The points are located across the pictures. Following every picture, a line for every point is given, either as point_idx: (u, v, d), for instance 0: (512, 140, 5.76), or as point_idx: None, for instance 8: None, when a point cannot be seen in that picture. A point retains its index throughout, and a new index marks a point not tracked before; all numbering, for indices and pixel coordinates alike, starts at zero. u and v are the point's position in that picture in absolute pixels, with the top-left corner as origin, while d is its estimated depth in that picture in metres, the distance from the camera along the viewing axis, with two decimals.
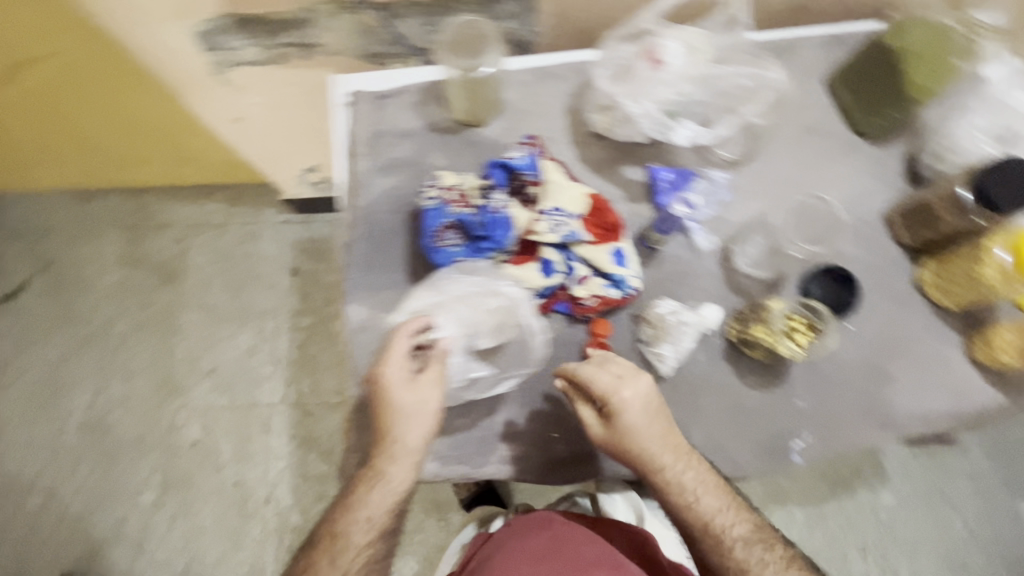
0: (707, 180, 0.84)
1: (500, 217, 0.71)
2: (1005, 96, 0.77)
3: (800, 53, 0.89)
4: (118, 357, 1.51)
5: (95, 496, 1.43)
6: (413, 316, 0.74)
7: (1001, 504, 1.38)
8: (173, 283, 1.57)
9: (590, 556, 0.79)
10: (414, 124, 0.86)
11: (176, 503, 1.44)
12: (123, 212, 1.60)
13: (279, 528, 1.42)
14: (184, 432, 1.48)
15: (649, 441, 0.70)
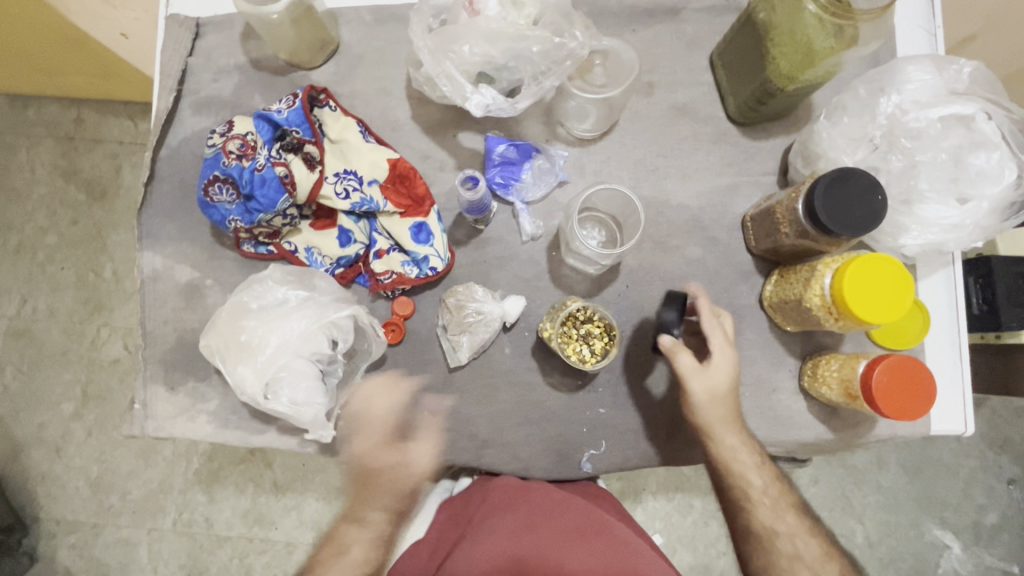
0: (546, 158, 0.76)
1: (266, 176, 0.64)
2: (885, 102, 0.64)
3: (687, 19, 0.78)
4: (44, 270, 1.28)
5: (16, 402, 1.26)
6: (259, 384, 0.66)
7: (908, 521, 1.31)
8: (105, 202, 1.30)
9: (569, 522, 0.64)
10: (237, 58, 0.78)
11: (93, 417, 1.25)
12: (60, 118, 1.31)
13: (189, 451, 1.22)
14: (106, 348, 1.27)
15: (725, 405, 0.67)
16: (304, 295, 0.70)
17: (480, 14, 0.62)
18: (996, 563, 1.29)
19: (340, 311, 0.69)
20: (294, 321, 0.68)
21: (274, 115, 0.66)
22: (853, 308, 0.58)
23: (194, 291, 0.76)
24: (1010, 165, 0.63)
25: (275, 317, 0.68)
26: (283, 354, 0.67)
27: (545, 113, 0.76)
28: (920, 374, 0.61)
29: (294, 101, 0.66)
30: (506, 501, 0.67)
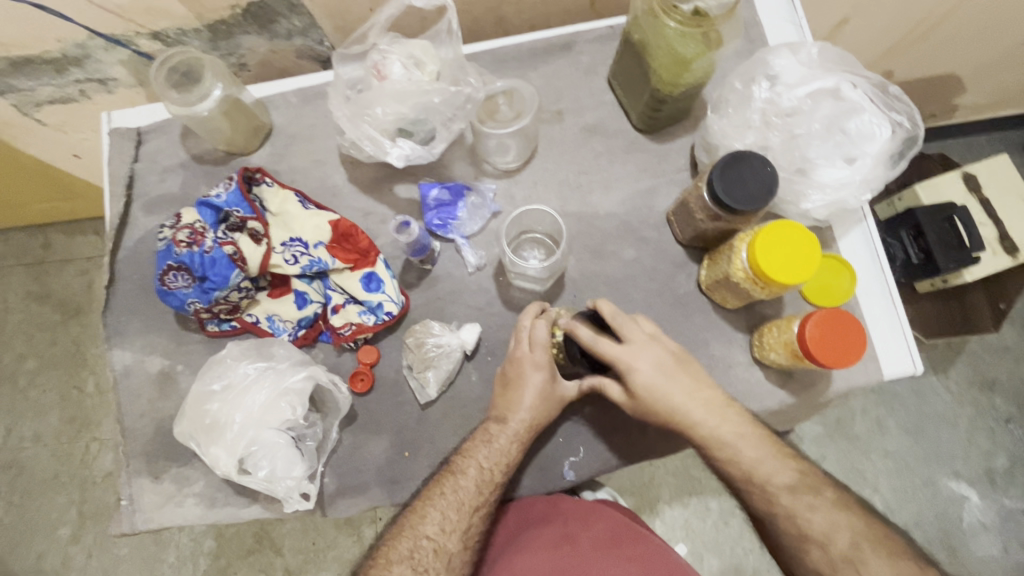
0: (477, 194, 0.82)
1: (217, 257, 0.68)
2: (752, 89, 0.72)
3: (580, 52, 0.87)
4: (27, 397, 1.29)
5: (12, 537, 1.23)
6: (231, 461, 0.67)
7: (921, 477, 1.32)
8: (82, 318, 1.33)
9: (605, 531, 0.73)
10: (180, 156, 0.84)
11: (93, 536, 1.23)
12: (27, 245, 1.35)
13: (194, 553, 1.20)
14: (99, 462, 1.27)
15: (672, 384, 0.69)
16: (262, 365, 0.71)
17: (387, 77, 0.69)
18: (1016, 503, 1.32)
19: (297, 376, 0.70)
20: (253, 393, 0.69)
21: (215, 200, 0.71)
22: (775, 275, 0.63)
23: (166, 380, 0.78)
24: (880, 123, 0.71)
25: (249, 390, 0.69)
26: (248, 429, 0.68)
27: (469, 156, 0.83)
28: (844, 320, 0.66)
29: (231, 185, 0.72)
30: (541, 514, 0.74)
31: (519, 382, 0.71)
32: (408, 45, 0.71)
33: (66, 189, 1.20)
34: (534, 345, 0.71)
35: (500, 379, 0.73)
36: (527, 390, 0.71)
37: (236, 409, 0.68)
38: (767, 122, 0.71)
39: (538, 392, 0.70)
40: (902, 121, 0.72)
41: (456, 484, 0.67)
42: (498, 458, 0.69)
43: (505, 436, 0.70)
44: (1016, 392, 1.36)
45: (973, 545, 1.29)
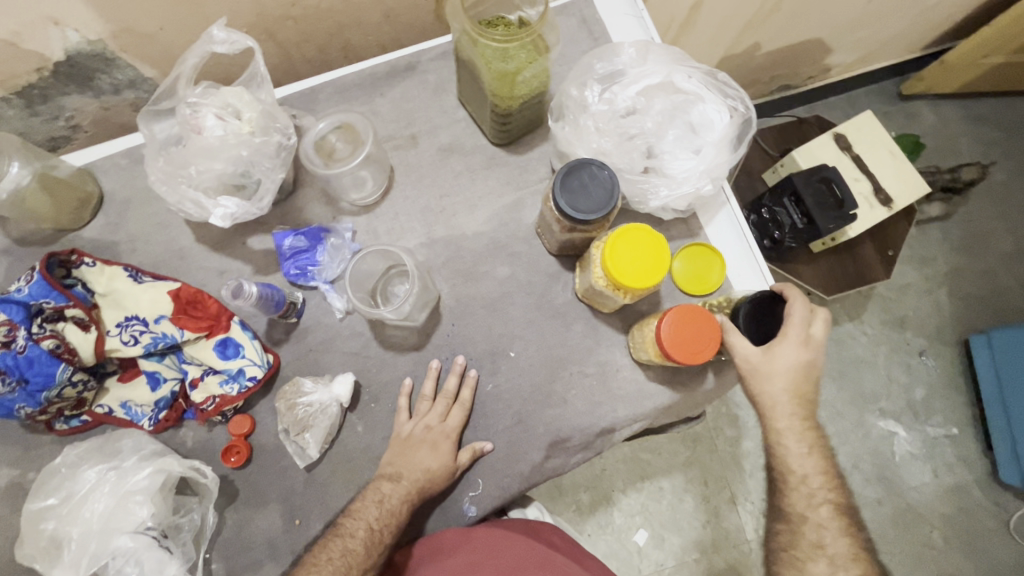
0: (336, 235, 0.78)
1: (34, 356, 0.61)
2: (585, 95, 0.72)
3: (426, 71, 0.84)
4: None
5: None
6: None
7: (852, 423, 1.37)
8: None
9: (511, 559, 0.70)
10: (1, 242, 0.76)
11: None
12: None
13: None
14: None
15: (782, 390, 0.71)
16: (109, 467, 0.65)
17: (199, 133, 0.64)
18: (941, 430, 1.38)
19: (143, 474, 0.64)
20: (98, 502, 0.63)
21: (14, 296, 0.62)
22: (630, 280, 0.63)
23: (16, 493, 0.71)
24: (715, 110, 0.71)
25: (95, 498, 0.63)
26: (100, 542, 0.62)
27: (322, 195, 0.79)
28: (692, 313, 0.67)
29: (34, 274, 0.63)
30: (452, 540, 0.70)
31: (414, 439, 0.72)
32: (221, 93, 0.67)
33: None
34: (441, 397, 0.74)
35: (396, 438, 0.73)
36: (423, 448, 0.71)
37: (81, 522, 0.62)
38: (606, 124, 0.71)
39: (433, 448, 0.71)
40: (736, 106, 0.73)
41: (342, 540, 0.65)
42: (390, 518, 0.67)
43: (397, 495, 0.68)
44: (923, 326, 1.43)
45: (907, 476, 1.35)
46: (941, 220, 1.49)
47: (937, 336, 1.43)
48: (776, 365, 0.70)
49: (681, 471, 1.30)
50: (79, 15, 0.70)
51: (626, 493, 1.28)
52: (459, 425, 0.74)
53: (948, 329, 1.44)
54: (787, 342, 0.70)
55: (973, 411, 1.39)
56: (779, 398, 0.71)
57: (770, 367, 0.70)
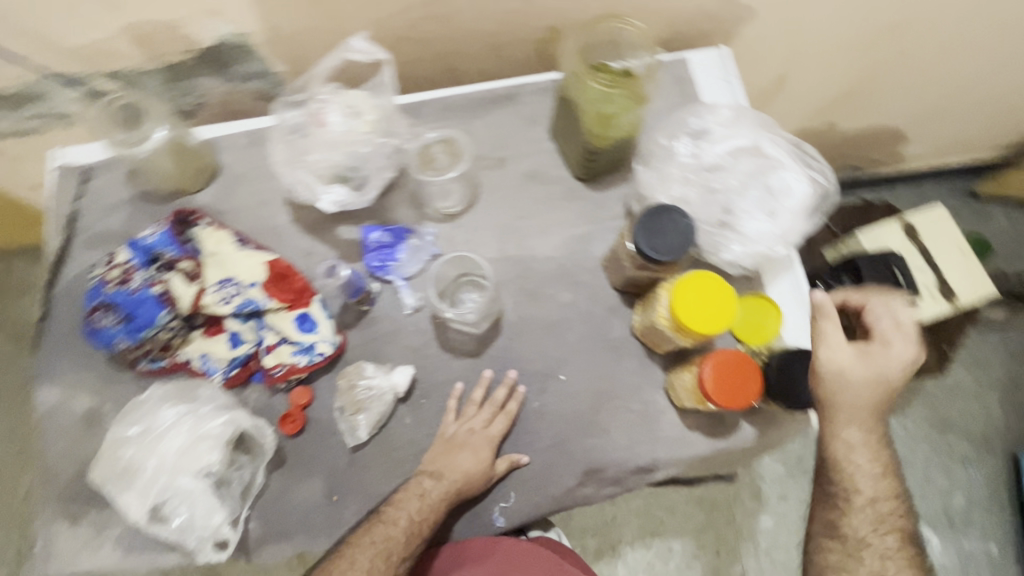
0: (417, 237, 0.83)
1: (145, 297, 0.69)
2: (675, 144, 0.76)
3: (524, 100, 0.90)
4: None
5: None
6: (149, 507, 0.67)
7: None
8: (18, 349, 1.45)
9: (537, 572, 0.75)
10: (124, 194, 0.85)
11: None
12: None
13: None
14: None
15: (866, 394, 0.82)
16: (185, 410, 0.71)
17: (322, 126, 0.72)
18: (978, 546, 1.31)
19: (216, 423, 0.71)
20: (171, 440, 0.69)
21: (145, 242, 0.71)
22: (691, 324, 0.65)
23: (92, 419, 0.77)
24: (797, 178, 0.74)
25: (169, 436, 0.69)
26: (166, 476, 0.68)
27: (411, 199, 0.85)
28: (741, 365, 0.68)
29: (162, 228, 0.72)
30: (483, 544, 0.74)
31: (461, 441, 0.75)
32: (346, 94, 0.74)
33: None
34: (490, 404, 0.78)
35: (442, 436, 0.76)
36: (468, 452, 0.74)
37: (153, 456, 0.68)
38: (690, 175, 0.74)
39: (475, 453, 0.74)
40: (817, 177, 0.76)
41: (393, 524, 0.70)
42: (428, 513, 0.72)
43: (437, 492, 0.73)
44: (971, 432, 1.38)
45: None
46: (1004, 326, 1.45)
47: (985, 446, 1.37)
48: (859, 366, 0.82)
49: (695, 533, 1.28)
50: (237, 10, 0.80)
51: (637, 545, 1.26)
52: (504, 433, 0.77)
53: (997, 439, 1.38)
54: (878, 346, 0.83)
55: (1016, 532, 1.32)
56: (853, 399, 0.83)
57: (860, 364, 0.82)
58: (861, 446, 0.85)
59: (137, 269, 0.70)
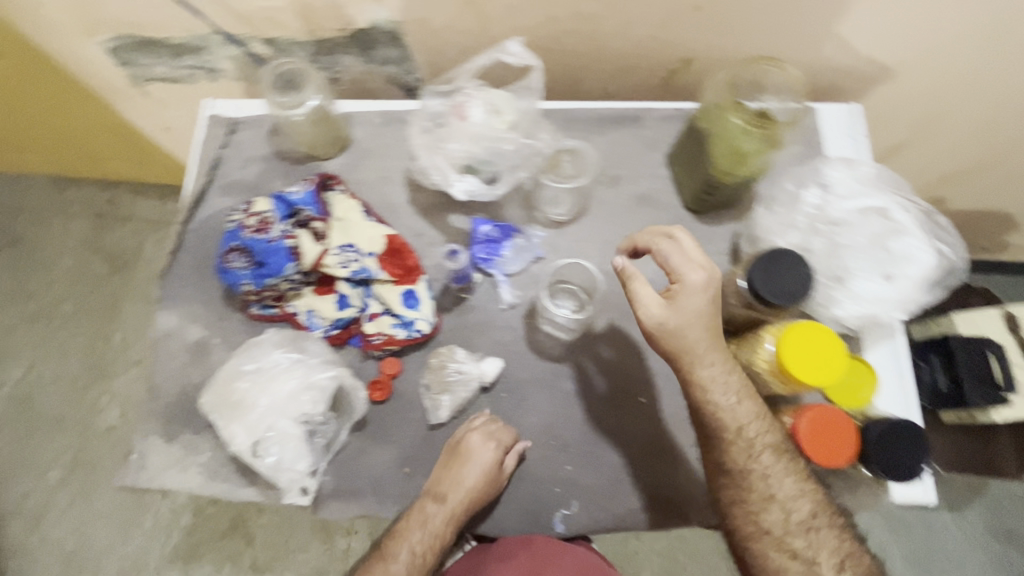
0: (524, 237, 0.86)
1: (278, 247, 0.74)
2: (801, 192, 0.75)
3: (648, 124, 0.91)
4: (57, 334, 1.69)
5: (12, 464, 1.59)
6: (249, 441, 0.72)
7: None
8: (121, 274, 1.75)
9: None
10: (262, 150, 0.91)
11: (78, 483, 1.57)
12: (94, 198, 1.79)
13: (171, 523, 1.53)
14: (104, 414, 1.63)
15: (701, 336, 0.66)
16: (295, 357, 0.75)
17: (465, 118, 0.75)
18: None
19: (327, 374, 0.74)
20: (282, 383, 0.73)
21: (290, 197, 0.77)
22: (797, 371, 0.65)
23: (200, 349, 0.83)
24: (922, 248, 0.72)
25: (277, 379, 0.73)
26: (269, 416, 0.72)
27: (523, 201, 0.88)
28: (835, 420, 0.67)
29: (308, 186, 0.78)
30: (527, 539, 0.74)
31: (463, 463, 0.73)
32: (489, 93, 0.78)
33: (148, 152, 1.53)
34: (493, 423, 0.75)
35: (447, 454, 0.76)
36: (472, 468, 0.72)
37: (261, 395, 0.72)
38: (810, 226, 0.73)
39: (480, 475, 0.72)
40: (943, 251, 0.74)
41: (395, 553, 0.72)
42: (431, 541, 0.72)
43: (438, 518, 0.73)
44: None
45: None
46: None
47: None
48: (681, 313, 0.65)
49: None
50: None
51: None
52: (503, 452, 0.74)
53: None
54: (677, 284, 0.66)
55: None
56: (700, 342, 0.66)
57: (670, 309, 0.65)
58: (724, 383, 0.67)
59: (277, 220, 0.76)
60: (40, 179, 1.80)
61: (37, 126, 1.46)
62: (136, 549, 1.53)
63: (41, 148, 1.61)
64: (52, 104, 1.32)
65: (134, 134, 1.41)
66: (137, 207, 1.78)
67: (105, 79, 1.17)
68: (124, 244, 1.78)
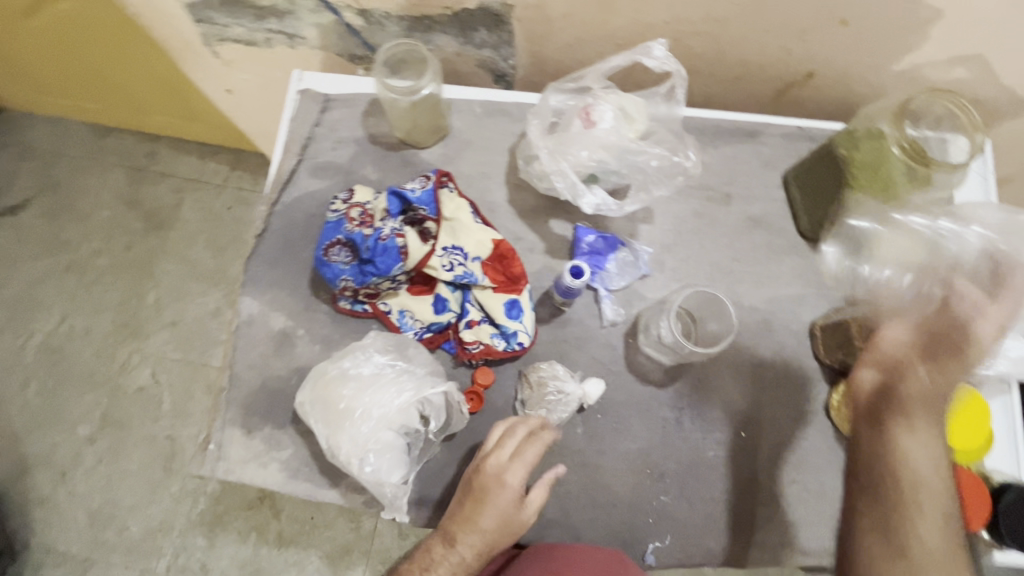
0: (630, 252, 0.82)
1: (388, 245, 0.69)
2: (947, 235, 0.70)
3: (764, 141, 0.86)
4: (91, 290, 1.65)
5: (39, 417, 1.56)
6: (349, 452, 0.67)
7: None
8: (161, 232, 1.69)
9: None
10: (354, 132, 0.86)
11: (106, 443, 1.54)
12: (136, 153, 1.73)
13: (198, 489, 1.51)
14: (136, 374, 1.59)
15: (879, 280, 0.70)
16: (401, 365, 0.72)
17: (596, 124, 0.70)
18: None
19: (435, 387, 0.71)
20: (390, 391, 0.69)
21: (407, 194, 0.73)
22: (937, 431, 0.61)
23: (283, 339, 0.79)
24: None
25: (386, 387, 0.69)
26: (373, 427, 0.68)
27: (629, 212, 0.83)
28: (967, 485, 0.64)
29: (428, 184, 0.74)
30: (565, 552, 0.70)
31: (481, 499, 0.67)
32: (620, 97, 0.72)
33: (200, 110, 1.46)
34: (514, 457, 0.68)
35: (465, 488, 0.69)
36: (489, 508, 0.66)
37: (367, 403, 0.68)
38: None
39: (498, 514, 0.66)
40: None
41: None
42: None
43: (448, 561, 0.66)
44: None
45: None
46: None
47: None
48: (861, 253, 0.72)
49: None
50: None
51: None
52: (522, 487, 0.67)
53: None
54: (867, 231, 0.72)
55: None
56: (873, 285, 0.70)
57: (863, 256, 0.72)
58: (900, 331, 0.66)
59: (387, 217, 0.72)
60: (81, 126, 1.73)
61: (89, 72, 1.40)
62: (161, 513, 1.50)
63: (87, 95, 1.54)
64: (110, 51, 1.25)
65: (191, 90, 1.35)
66: (178, 165, 1.73)
67: (174, 32, 1.10)
68: (162, 201, 1.71)
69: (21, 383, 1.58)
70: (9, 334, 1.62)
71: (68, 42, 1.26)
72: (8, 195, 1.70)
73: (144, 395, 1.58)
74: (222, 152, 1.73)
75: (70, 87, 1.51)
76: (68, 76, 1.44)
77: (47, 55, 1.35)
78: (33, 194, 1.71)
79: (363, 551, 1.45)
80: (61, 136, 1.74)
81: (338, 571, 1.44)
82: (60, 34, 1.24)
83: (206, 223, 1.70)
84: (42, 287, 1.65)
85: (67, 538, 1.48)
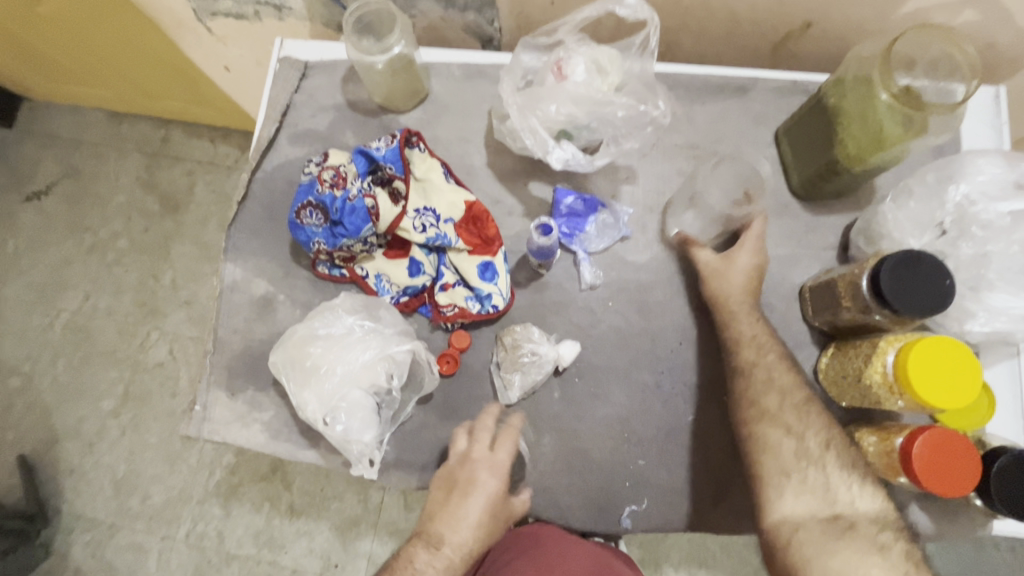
0: (610, 213, 0.80)
1: (356, 206, 0.69)
2: (943, 186, 0.65)
3: (756, 97, 0.82)
4: (110, 270, 1.71)
5: (67, 391, 1.64)
6: (318, 411, 0.68)
7: None
8: (174, 214, 1.73)
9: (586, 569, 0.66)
10: (334, 99, 0.86)
11: (127, 416, 1.61)
12: (149, 137, 1.78)
13: (214, 461, 1.56)
14: (153, 351, 1.65)
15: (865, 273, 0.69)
16: (370, 326, 0.72)
17: (567, 78, 0.68)
18: None
19: (402, 347, 0.71)
20: (359, 351, 0.70)
21: (374, 152, 0.72)
22: (919, 389, 0.58)
23: (266, 305, 0.80)
24: None
25: (354, 348, 0.70)
26: (342, 386, 0.69)
27: (611, 174, 0.81)
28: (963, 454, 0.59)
29: (392, 142, 0.72)
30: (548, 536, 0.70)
31: (468, 490, 0.69)
32: (593, 49, 0.70)
33: (202, 92, 1.48)
34: (495, 448, 0.70)
35: (448, 485, 0.70)
36: (477, 498, 0.69)
37: (336, 363, 0.69)
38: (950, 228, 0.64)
39: (487, 504, 0.69)
40: None
41: None
42: None
43: (437, 560, 0.66)
44: None
45: None
46: None
47: None
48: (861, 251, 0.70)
49: None
50: None
51: None
52: (507, 478, 0.70)
53: None
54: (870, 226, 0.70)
55: None
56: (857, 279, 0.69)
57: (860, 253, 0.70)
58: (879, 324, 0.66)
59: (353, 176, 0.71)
60: (97, 113, 1.79)
61: (95, 60, 1.43)
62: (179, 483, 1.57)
63: (98, 82, 1.58)
64: (108, 38, 1.28)
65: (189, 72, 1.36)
66: (188, 148, 1.76)
67: (169, 10, 1.11)
68: (174, 183, 1.76)
69: (49, 360, 1.66)
70: (38, 313, 1.70)
71: (71, 30, 1.29)
72: (33, 181, 1.77)
73: (162, 371, 1.64)
74: (228, 134, 1.75)
75: (81, 75, 1.55)
76: (77, 64, 1.48)
77: (55, 44, 1.39)
78: (55, 179, 1.78)
79: (369, 522, 1.48)
80: (79, 122, 1.79)
81: (347, 541, 1.48)
82: (60, 22, 1.27)
83: (216, 205, 1.74)
84: (66, 268, 1.72)
85: (94, 505, 1.56)
